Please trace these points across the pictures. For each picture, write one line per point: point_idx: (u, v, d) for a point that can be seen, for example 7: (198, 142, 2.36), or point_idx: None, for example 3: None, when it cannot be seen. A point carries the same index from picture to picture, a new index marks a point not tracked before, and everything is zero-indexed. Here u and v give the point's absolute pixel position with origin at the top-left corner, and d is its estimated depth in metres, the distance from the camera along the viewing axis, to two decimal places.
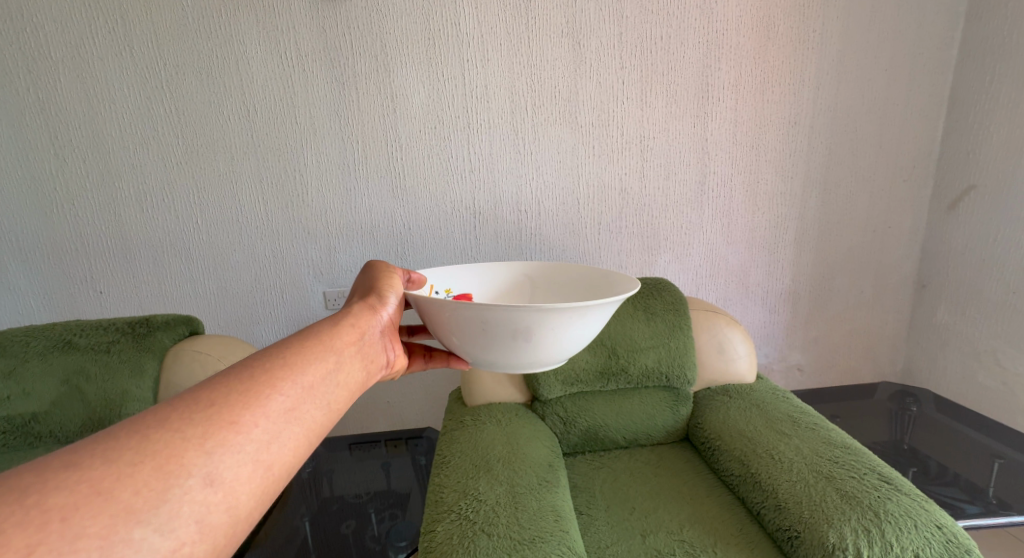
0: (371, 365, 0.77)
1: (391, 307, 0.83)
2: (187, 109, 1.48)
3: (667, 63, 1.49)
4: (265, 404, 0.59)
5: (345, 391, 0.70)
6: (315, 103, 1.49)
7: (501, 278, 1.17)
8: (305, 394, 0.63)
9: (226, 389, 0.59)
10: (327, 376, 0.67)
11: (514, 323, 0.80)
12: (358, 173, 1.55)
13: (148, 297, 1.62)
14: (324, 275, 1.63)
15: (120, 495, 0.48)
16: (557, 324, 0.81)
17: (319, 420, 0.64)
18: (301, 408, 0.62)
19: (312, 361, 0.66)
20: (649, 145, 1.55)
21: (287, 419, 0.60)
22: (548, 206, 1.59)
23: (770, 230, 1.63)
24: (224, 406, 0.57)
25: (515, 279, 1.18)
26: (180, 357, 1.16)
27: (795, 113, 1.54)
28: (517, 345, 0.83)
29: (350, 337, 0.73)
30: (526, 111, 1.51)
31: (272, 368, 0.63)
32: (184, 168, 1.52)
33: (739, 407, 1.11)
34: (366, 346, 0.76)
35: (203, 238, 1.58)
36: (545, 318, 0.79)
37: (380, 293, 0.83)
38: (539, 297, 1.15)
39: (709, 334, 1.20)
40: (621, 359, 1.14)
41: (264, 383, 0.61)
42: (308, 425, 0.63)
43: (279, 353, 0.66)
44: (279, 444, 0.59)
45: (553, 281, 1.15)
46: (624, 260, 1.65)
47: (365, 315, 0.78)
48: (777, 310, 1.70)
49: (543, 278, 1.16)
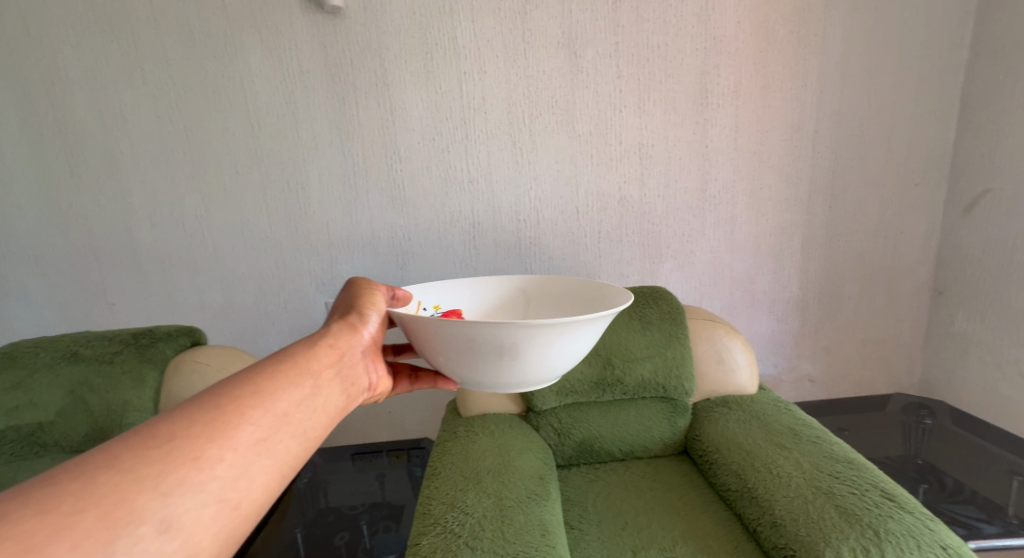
0: (350, 386, 0.81)
1: (372, 325, 0.86)
2: (195, 126, 1.52)
3: (665, 71, 1.48)
4: (233, 437, 0.63)
5: (320, 417, 0.74)
6: (317, 118, 1.52)
7: (490, 293, 1.16)
8: (274, 425, 0.67)
9: (191, 423, 0.61)
10: (301, 402, 0.71)
11: (501, 338, 0.79)
12: (358, 185, 1.57)
13: (157, 310, 1.66)
14: (327, 285, 1.65)
15: (58, 549, 0.48)
16: (546, 340, 0.81)
17: (291, 448, 0.69)
18: (271, 438, 0.66)
19: (285, 389, 0.70)
20: (648, 153, 1.54)
21: (256, 450, 0.64)
22: (547, 215, 1.58)
23: (774, 237, 1.60)
24: (186, 442, 0.59)
25: (504, 295, 1.17)
26: (180, 368, 1.18)
27: (798, 117, 1.51)
28: (505, 360, 0.83)
29: (326, 361, 0.77)
30: (524, 121, 1.51)
31: (243, 397, 0.67)
32: (192, 184, 1.56)
33: (739, 419, 1.07)
34: (343, 369, 0.80)
35: (210, 251, 1.61)
36: (530, 334, 0.78)
37: (361, 311, 0.85)
38: (526, 313, 1.14)
39: (709, 345, 1.16)
40: (617, 370, 1.12)
41: (232, 416, 0.64)
42: (276, 458, 0.66)
43: (253, 380, 0.69)
44: (246, 479, 0.62)
45: (542, 297, 1.14)
46: (626, 268, 1.63)
47: (344, 336, 0.82)
48: (786, 318, 1.66)
49: (532, 296, 1.16)
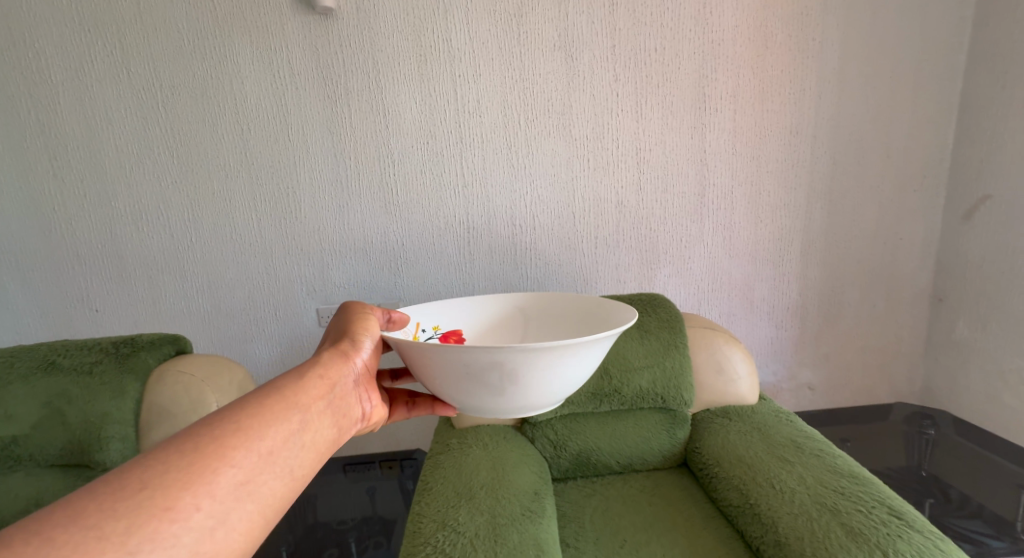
0: (342, 418, 0.80)
1: (364, 353, 0.86)
2: (182, 129, 1.49)
3: (663, 74, 1.46)
4: (211, 483, 0.61)
5: (310, 453, 0.73)
6: (308, 121, 1.49)
7: (489, 311, 1.14)
8: (258, 465, 0.66)
9: (168, 470, 0.60)
10: (287, 439, 0.70)
11: (498, 362, 0.77)
12: (350, 190, 1.53)
13: (143, 316, 1.62)
14: (318, 291, 1.61)
15: None
16: (545, 363, 0.78)
17: (274, 489, 0.67)
18: (253, 481, 0.65)
19: (272, 426, 0.70)
20: (645, 158, 1.52)
21: (236, 495, 0.63)
22: (543, 220, 1.56)
23: (773, 243, 1.58)
24: (160, 491, 0.59)
25: (502, 313, 1.14)
26: (163, 378, 1.14)
27: (796, 122, 1.49)
28: (504, 384, 0.80)
29: (317, 392, 0.76)
30: (519, 125, 1.49)
31: (225, 438, 0.66)
32: (180, 188, 1.53)
33: (739, 430, 1.04)
34: (334, 399, 0.79)
35: (197, 256, 1.58)
36: (530, 356, 0.77)
37: (353, 338, 0.85)
38: (525, 332, 1.12)
39: (708, 353, 1.13)
40: (614, 380, 1.09)
41: (213, 459, 0.63)
42: (260, 500, 0.65)
43: (238, 419, 0.68)
44: (224, 527, 0.61)
45: (540, 315, 1.12)
46: (623, 274, 1.60)
47: (335, 365, 0.81)
48: (785, 326, 1.63)
49: (530, 314, 1.13)
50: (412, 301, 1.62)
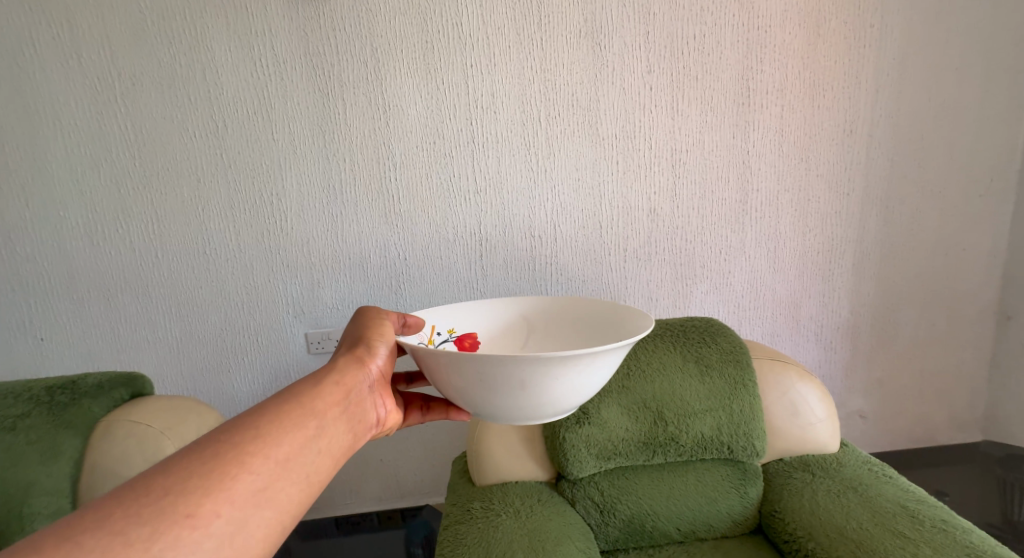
0: (358, 425, 0.71)
1: (381, 358, 0.78)
2: (146, 126, 1.27)
3: (703, 65, 1.28)
4: (231, 487, 0.53)
5: (329, 459, 0.64)
6: (295, 117, 1.28)
7: (508, 312, 1.04)
8: (278, 471, 0.57)
9: (186, 474, 0.52)
10: (307, 443, 0.61)
11: (527, 374, 0.68)
12: (344, 196, 1.33)
13: (99, 344, 1.40)
14: (306, 313, 1.40)
15: None
16: (578, 373, 0.69)
17: (295, 498, 0.58)
18: (275, 487, 0.56)
19: (292, 429, 0.61)
20: (681, 160, 1.33)
21: (256, 501, 0.54)
22: (565, 231, 1.36)
23: (823, 255, 1.40)
24: (180, 495, 0.50)
25: (524, 316, 1.04)
26: (111, 431, 0.95)
27: (851, 119, 1.31)
28: (529, 398, 0.71)
29: (334, 396, 0.68)
30: (539, 123, 1.30)
31: (242, 440, 0.57)
32: (143, 195, 1.31)
33: (831, 491, 0.85)
34: (352, 405, 0.71)
35: (165, 274, 1.36)
36: (548, 366, 0.67)
37: (368, 344, 0.77)
38: (548, 335, 1.01)
39: (782, 395, 0.94)
40: (670, 426, 0.90)
41: (232, 462, 0.54)
42: (282, 507, 0.56)
43: (254, 420, 0.60)
44: (245, 536, 0.52)
45: (563, 316, 1.01)
46: (654, 292, 1.41)
47: (352, 369, 0.73)
48: (834, 348, 1.46)
49: (553, 314, 1.03)
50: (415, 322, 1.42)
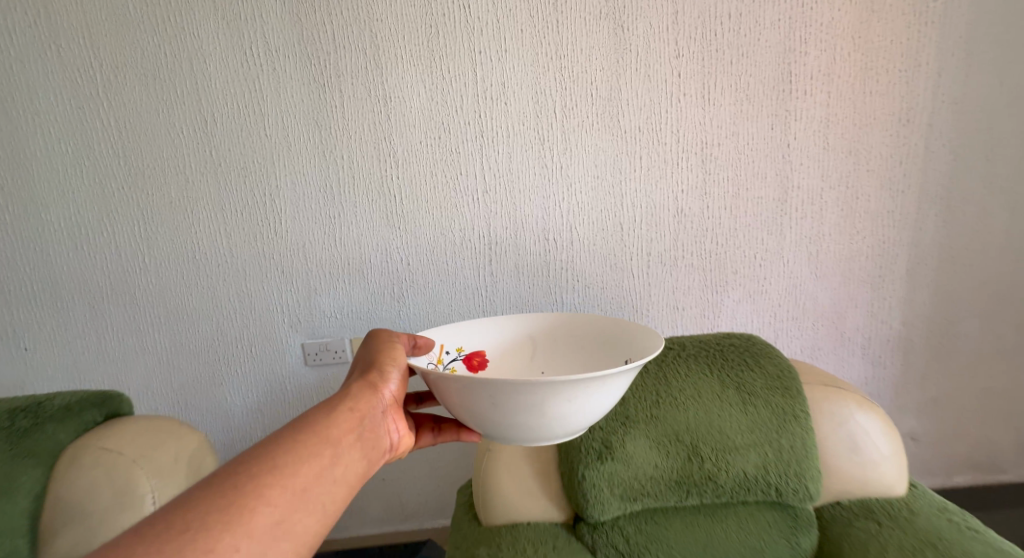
0: (375, 450, 0.69)
1: (394, 382, 0.74)
2: (130, 122, 1.18)
3: (739, 48, 1.14)
4: (253, 518, 0.53)
5: (345, 487, 0.62)
6: (288, 111, 1.18)
7: (529, 328, 0.94)
8: (295, 502, 0.56)
9: (205, 508, 0.52)
10: (321, 473, 0.60)
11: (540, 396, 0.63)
12: (342, 197, 1.22)
13: (85, 355, 1.31)
14: (303, 323, 1.30)
15: None
16: (601, 399, 0.66)
17: (314, 527, 0.57)
18: (292, 519, 0.55)
19: (308, 458, 0.60)
20: (712, 155, 1.19)
21: (278, 531, 0.54)
22: (582, 233, 1.23)
23: (873, 261, 1.25)
24: (197, 530, 0.50)
25: (546, 333, 0.94)
26: (77, 459, 0.85)
27: (908, 107, 1.17)
28: (547, 427, 0.67)
29: (349, 423, 0.66)
30: (554, 115, 1.17)
31: (259, 472, 0.56)
32: (127, 196, 1.22)
33: (904, 549, 0.71)
34: (366, 431, 0.68)
35: (152, 281, 1.27)
36: (562, 387, 0.62)
37: (381, 369, 0.74)
38: (569, 356, 0.91)
39: (839, 429, 0.80)
40: (707, 464, 0.78)
41: (249, 495, 0.54)
42: (298, 539, 0.55)
43: (272, 452, 0.59)
44: None
45: (584, 334, 0.91)
46: (681, 300, 1.28)
47: (364, 395, 0.70)
48: (883, 363, 1.31)
49: (578, 334, 0.92)
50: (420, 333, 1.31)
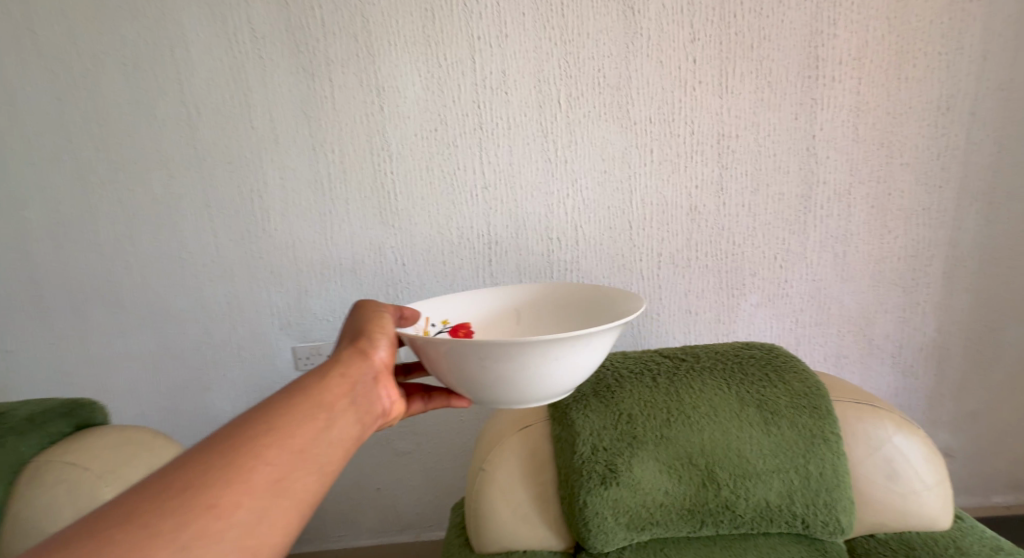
0: (371, 416, 0.61)
1: (384, 349, 0.66)
2: (110, 113, 1.12)
3: (760, 31, 1.05)
4: (248, 476, 0.45)
5: (345, 450, 0.55)
6: (276, 101, 1.11)
7: (518, 298, 0.86)
8: (295, 460, 0.49)
9: (199, 467, 0.45)
10: (319, 434, 0.53)
11: (535, 360, 0.57)
12: (334, 192, 1.15)
13: (69, 357, 1.26)
14: (293, 325, 1.23)
15: None
16: (595, 354, 0.61)
17: (315, 488, 0.50)
18: (293, 477, 0.48)
19: (303, 419, 0.52)
20: (730, 147, 1.10)
21: (277, 491, 0.46)
22: (588, 232, 1.15)
23: (906, 261, 1.15)
24: (193, 489, 0.43)
25: (536, 302, 0.86)
26: (39, 475, 0.79)
27: (947, 94, 1.06)
28: (541, 389, 0.61)
29: (342, 389, 0.58)
30: (559, 105, 1.09)
31: (253, 431, 0.49)
32: (109, 191, 1.16)
33: None
34: (361, 398, 0.60)
35: (136, 280, 1.21)
36: (559, 348, 0.56)
37: (371, 334, 0.66)
38: (564, 324, 0.82)
39: (875, 453, 0.73)
40: (723, 491, 0.70)
41: (245, 452, 0.47)
42: (301, 497, 0.48)
43: (257, 415, 0.51)
44: (265, 528, 0.44)
45: (570, 303, 0.83)
46: (694, 304, 1.19)
47: (355, 362, 0.62)
48: (915, 372, 1.21)
49: (570, 300, 0.83)
50: None
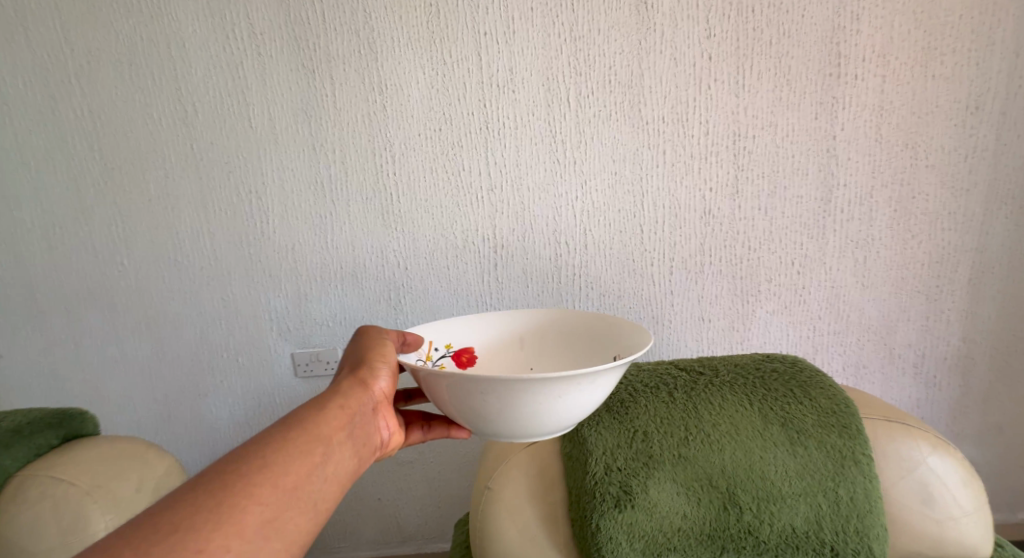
0: (369, 449, 0.57)
1: (385, 379, 0.62)
2: (104, 111, 1.08)
3: (779, 27, 1.00)
4: (238, 518, 0.42)
5: (340, 487, 0.51)
6: (274, 99, 1.07)
7: (525, 322, 0.81)
8: (288, 498, 0.45)
9: (188, 506, 0.41)
10: (315, 470, 0.49)
11: (537, 397, 0.53)
12: (334, 194, 1.11)
13: (62, 363, 1.22)
14: (292, 331, 1.19)
15: None
16: (604, 389, 0.57)
17: (308, 529, 0.46)
18: (286, 517, 0.45)
19: (298, 454, 0.48)
20: (746, 148, 1.06)
21: (268, 534, 0.43)
22: (598, 236, 1.11)
23: (930, 268, 1.10)
24: (181, 530, 0.39)
25: (545, 328, 0.81)
26: (23, 489, 0.75)
27: (976, 93, 1.01)
28: (544, 425, 0.57)
29: (340, 420, 0.54)
30: (568, 103, 1.05)
31: (246, 468, 0.45)
32: (103, 192, 1.13)
33: None
34: (359, 429, 0.56)
35: (131, 284, 1.18)
36: (561, 386, 0.52)
37: (372, 362, 0.62)
38: (572, 356, 0.78)
39: (909, 475, 0.70)
40: (748, 516, 0.66)
41: (236, 490, 0.43)
42: (293, 539, 0.45)
43: (250, 449, 0.47)
44: None
45: (581, 332, 0.78)
46: (708, 311, 1.14)
47: (354, 392, 0.58)
48: (938, 383, 1.16)
49: (579, 328, 0.78)
50: None
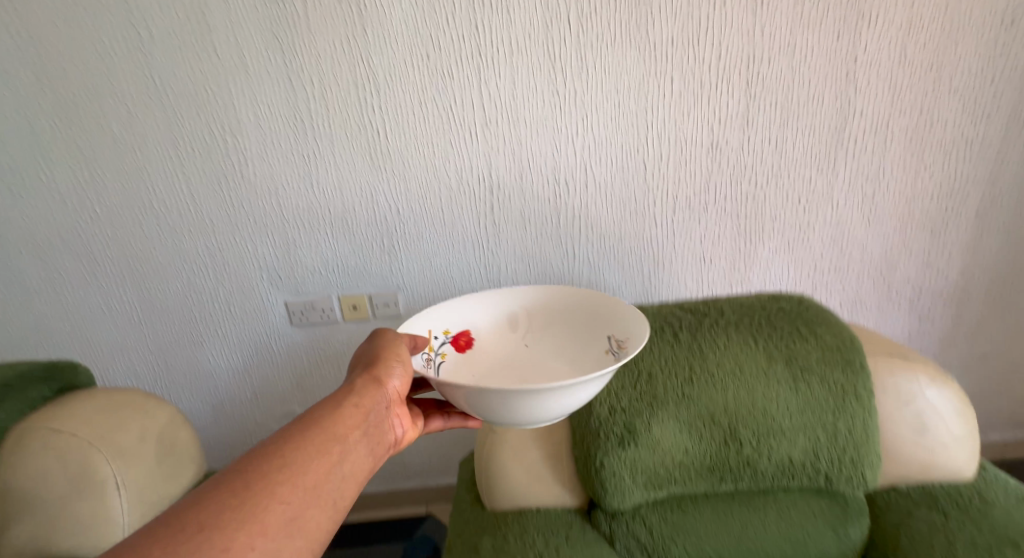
0: (383, 447, 0.56)
1: (400, 376, 0.60)
2: (53, 41, 0.98)
3: None
4: (261, 517, 0.41)
5: (357, 485, 0.50)
6: (245, 24, 0.97)
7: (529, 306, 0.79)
8: (309, 497, 0.45)
9: (213, 505, 0.40)
10: (332, 471, 0.48)
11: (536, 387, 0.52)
12: (317, 131, 1.04)
13: (46, 315, 1.19)
14: (285, 279, 1.16)
15: None
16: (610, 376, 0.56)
17: (329, 527, 0.46)
18: (307, 515, 0.44)
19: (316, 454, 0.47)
20: (760, 73, 0.99)
21: (290, 535, 0.42)
22: (599, 174, 1.06)
23: (938, 202, 1.08)
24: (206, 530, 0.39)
25: (545, 306, 0.79)
26: (24, 441, 0.74)
27: (1007, 9, 0.95)
28: (546, 411, 0.57)
29: (354, 419, 0.53)
30: (570, 26, 0.96)
31: (267, 468, 0.44)
32: (65, 133, 1.05)
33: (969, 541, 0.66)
34: (374, 428, 0.55)
35: (107, 232, 1.12)
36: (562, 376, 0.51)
37: (386, 360, 0.60)
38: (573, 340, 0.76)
39: (906, 406, 0.71)
40: (748, 451, 0.68)
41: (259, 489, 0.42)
42: (316, 536, 0.44)
43: (269, 449, 0.46)
44: None
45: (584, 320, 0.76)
46: (709, 251, 1.13)
47: (368, 390, 0.56)
48: (933, 318, 1.18)
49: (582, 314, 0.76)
50: (416, 289, 1.17)
